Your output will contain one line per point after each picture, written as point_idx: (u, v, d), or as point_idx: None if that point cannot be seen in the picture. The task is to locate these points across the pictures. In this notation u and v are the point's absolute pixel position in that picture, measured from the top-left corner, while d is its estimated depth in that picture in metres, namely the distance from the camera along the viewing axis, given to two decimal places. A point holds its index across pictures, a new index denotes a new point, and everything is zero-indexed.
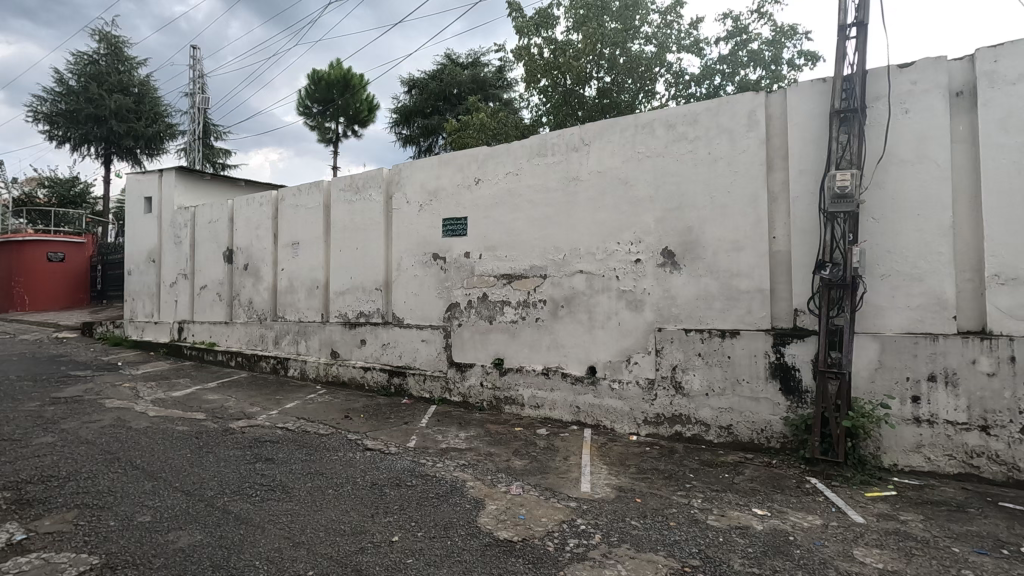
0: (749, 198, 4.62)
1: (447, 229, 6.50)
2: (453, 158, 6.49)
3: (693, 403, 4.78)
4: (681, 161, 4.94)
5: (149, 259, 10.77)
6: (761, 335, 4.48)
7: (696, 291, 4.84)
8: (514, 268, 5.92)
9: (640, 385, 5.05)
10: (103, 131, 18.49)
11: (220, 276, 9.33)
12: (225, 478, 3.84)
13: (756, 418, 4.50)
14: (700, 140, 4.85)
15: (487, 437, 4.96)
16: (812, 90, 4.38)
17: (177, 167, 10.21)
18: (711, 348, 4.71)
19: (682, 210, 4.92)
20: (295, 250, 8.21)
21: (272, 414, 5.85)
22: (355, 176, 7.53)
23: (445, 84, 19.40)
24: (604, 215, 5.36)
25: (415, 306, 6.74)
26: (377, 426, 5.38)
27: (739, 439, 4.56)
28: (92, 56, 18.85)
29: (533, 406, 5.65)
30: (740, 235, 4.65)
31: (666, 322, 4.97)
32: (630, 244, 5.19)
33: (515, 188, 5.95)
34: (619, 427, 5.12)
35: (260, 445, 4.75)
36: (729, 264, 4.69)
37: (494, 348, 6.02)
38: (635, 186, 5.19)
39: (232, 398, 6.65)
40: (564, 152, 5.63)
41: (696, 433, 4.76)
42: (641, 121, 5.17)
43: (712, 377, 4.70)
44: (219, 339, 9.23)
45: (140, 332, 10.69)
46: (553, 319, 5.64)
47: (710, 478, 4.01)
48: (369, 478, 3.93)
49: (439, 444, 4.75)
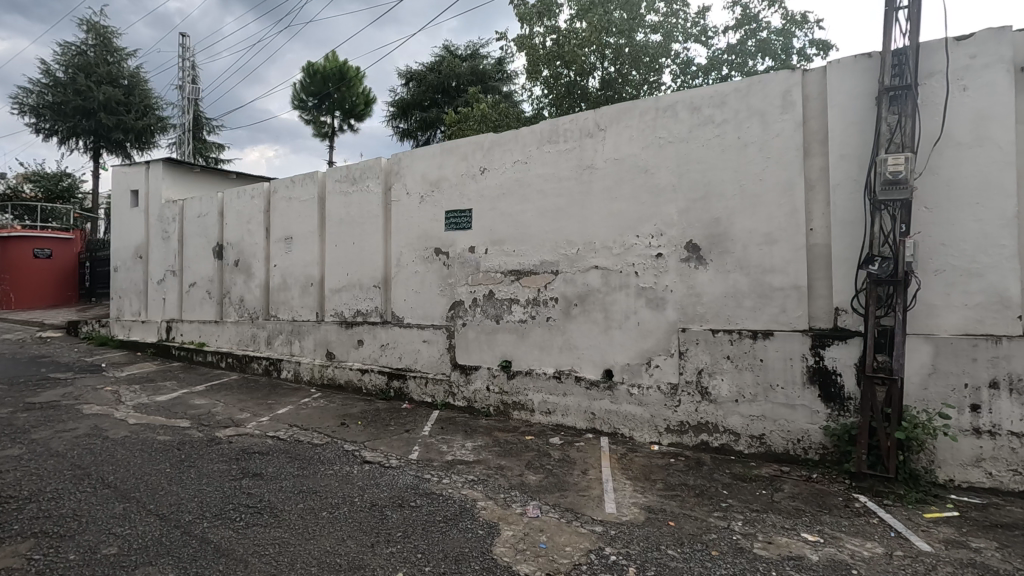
0: (783, 186, 4.22)
1: (450, 223, 6.08)
2: (457, 146, 6.07)
3: (721, 410, 4.39)
4: (707, 147, 4.54)
5: (136, 255, 10.31)
6: (798, 337, 4.10)
7: (724, 288, 4.44)
8: (523, 263, 5.51)
9: (662, 390, 4.66)
10: (92, 124, 17.95)
11: (210, 273, 8.88)
12: (206, 499, 3.43)
13: (792, 427, 4.12)
14: (728, 123, 4.45)
15: (496, 447, 4.56)
16: (855, 66, 3.98)
17: (164, 159, 9.75)
18: (741, 350, 4.32)
19: (708, 200, 4.53)
20: (289, 245, 7.78)
21: (263, 421, 5.43)
22: (351, 167, 7.10)
23: (444, 76, 18.86)
24: (622, 206, 4.95)
25: (416, 305, 6.33)
26: (376, 435, 4.97)
27: (772, 450, 4.18)
28: (80, 46, 18.29)
29: (544, 412, 5.25)
30: (773, 227, 4.25)
31: (691, 322, 4.57)
32: (651, 237, 4.78)
33: (524, 178, 5.54)
34: (639, 435, 4.73)
35: (248, 458, 4.33)
36: (761, 258, 4.30)
37: (501, 350, 5.61)
38: (656, 174, 4.78)
39: (221, 403, 6.22)
40: (577, 138, 5.22)
41: (725, 443, 4.37)
42: (663, 104, 4.77)
43: (742, 382, 4.31)
44: (209, 338, 8.81)
45: (127, 331, 10.26)
46: (566, 319, 5.23)
47: (746, 495, 3.62)
48: (368, 497, 3.52)
49: (445, 456, 4.35)
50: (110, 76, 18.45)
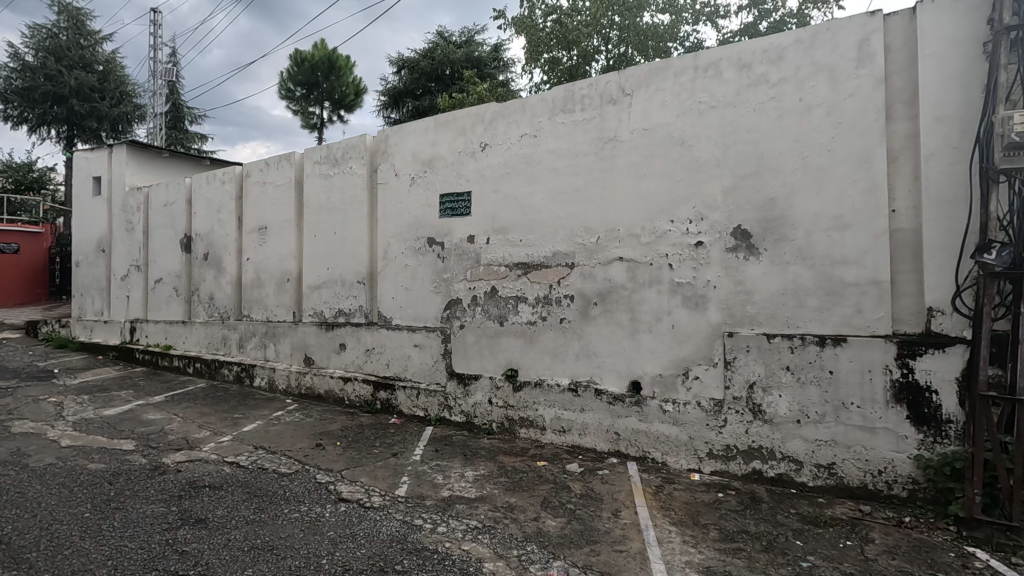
0: (859, 157, 3.42)
1: (445, 208, 5.24)
2: (454, 119, 5.21)
3: (778, 433, 3.60)
4: (760, 113, 3.74)
5: (98, 248, 9.36)
6: (880, 343, 3.30)
7: (781, 284, 3.65)
8: (532, 255, 4.69)
9: (703, 407, 3.85)
10: (63, 111, 16.90)
11: (177, 268, 7.97)
12: (121, 566, 2.56)
13: (871, 456, 3.32)
14: (787, 82, 3.65)
15: (503, 478, 3.73)
16: (956, 5, 3.17)
17: (127, 142, 8.82)
18: (805, 361, 3.52)
19: (761, 176, 3.73)
20: (262, 236, 6.90)
21: (223, 443, 4.57)
22: (333, 146, 6.23)
23: (437, 63, 17.95)
24: (653, 185, 4.14)
25: (406, 303, 5.47)
26: (355, 460, 4.12)
27: (845, 483, 3.38)
28: (51, 29, 17.18)
29: (557, 431, 4.44)
30: (845, 208, 3.45)
31: (739, 325, 3.77)
32: (689, 221, 3.97)
33: (533, 154, 4.70)
34: (674, 462, 3.94)
35: (194, 495, 3.46)
36: (830, 247, 3.49)
37: (506, 357, 4.78)
38: (694, 146, 3.96)
39: (179, 418, 5.35)
40: (597, 105, 4.40)
41: (783, 473, 3.57)
42: (703, 62, 3.95)
43: (806, 399, 3.52)
44: (176, 341, 7.91)
45: (89, 332, 9.33)
46: (583, 320, 4.41)
47: (829, 550, 2.82)
48: (340, 558, 2.68)
49: (439, 492, 3.52)
50: (84, 61, 17.39)
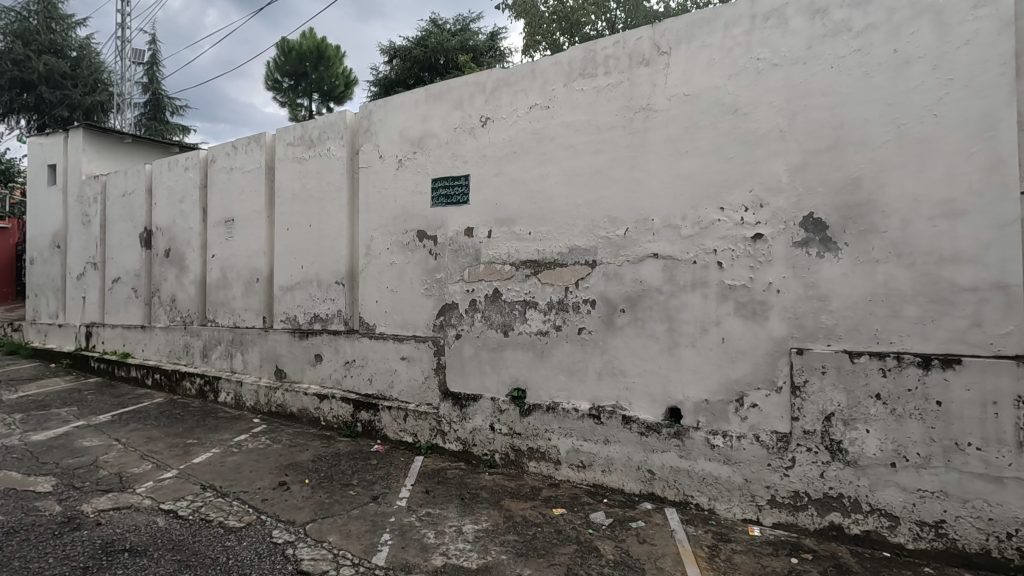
0: (977, 124, 2.63)
1: (439, 196, 4.40)
2: (449, 90, 4.38)
3: (865, 478, 2.81)
4: (840, 70, 2.93)
5: (53, 244, 8.43)
6: (1009, 368, 2.51)
7: (868, 288, 2.85)
8: (544, 251, 3.87)
9: (763, 443, 3.05)
10: (32, 99, 15.68)
11: (136, 266, 7.08)
12: None
13: (996, 514, 2.54)
14: (877, 30, 2.85)
15: (512, 537, 2.91)
16: None
17: (84, 125, 7.90)
18: (902, 388, 2.73)
19: (840, 150, 2.92)
20: (229, 229, 6.04)
21: (164, 481, 3.71)
22: (308, 125, 5.37)
23: (431, 51, 17.04)
24: (696, 163, 3.33)
25: (392, 309, 4.64)
26: (326, 508, 3.29)
27: (959, 547, 2.60)
28: (21, 12, 15.93)
29: (574, 465, 3.64)
30: (957, 190, 2.66)
31: (811, 339, 2.97)
32: (744, 208, 3.17)
33: (545, 130, 3.88)
34: (725, 510, 3.14)
35: (103, 568, 2.60)
36: (935, 241, 2.70)
37: (511, 375, 3.96)
38: (751, 115, 3.16)
39: (120, 445, 4.48)
40: (625, 68, 3.58)
41: (872, 530, 2.79)
42: (763, 9, 3.15)
43: (904, 436, 2.73)
44: (134, 348, 7.03)
45: (43, 336, 8.41)
46: (608, 331, 3.59)
47: None
48: None
49: (430, 560, 2.69)
50: (54, 46, 16.22)
